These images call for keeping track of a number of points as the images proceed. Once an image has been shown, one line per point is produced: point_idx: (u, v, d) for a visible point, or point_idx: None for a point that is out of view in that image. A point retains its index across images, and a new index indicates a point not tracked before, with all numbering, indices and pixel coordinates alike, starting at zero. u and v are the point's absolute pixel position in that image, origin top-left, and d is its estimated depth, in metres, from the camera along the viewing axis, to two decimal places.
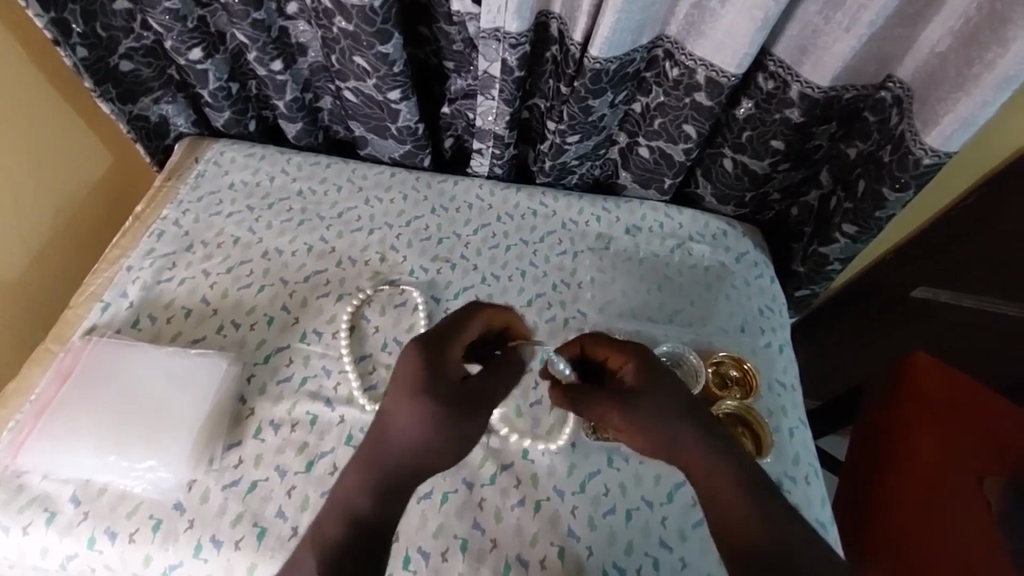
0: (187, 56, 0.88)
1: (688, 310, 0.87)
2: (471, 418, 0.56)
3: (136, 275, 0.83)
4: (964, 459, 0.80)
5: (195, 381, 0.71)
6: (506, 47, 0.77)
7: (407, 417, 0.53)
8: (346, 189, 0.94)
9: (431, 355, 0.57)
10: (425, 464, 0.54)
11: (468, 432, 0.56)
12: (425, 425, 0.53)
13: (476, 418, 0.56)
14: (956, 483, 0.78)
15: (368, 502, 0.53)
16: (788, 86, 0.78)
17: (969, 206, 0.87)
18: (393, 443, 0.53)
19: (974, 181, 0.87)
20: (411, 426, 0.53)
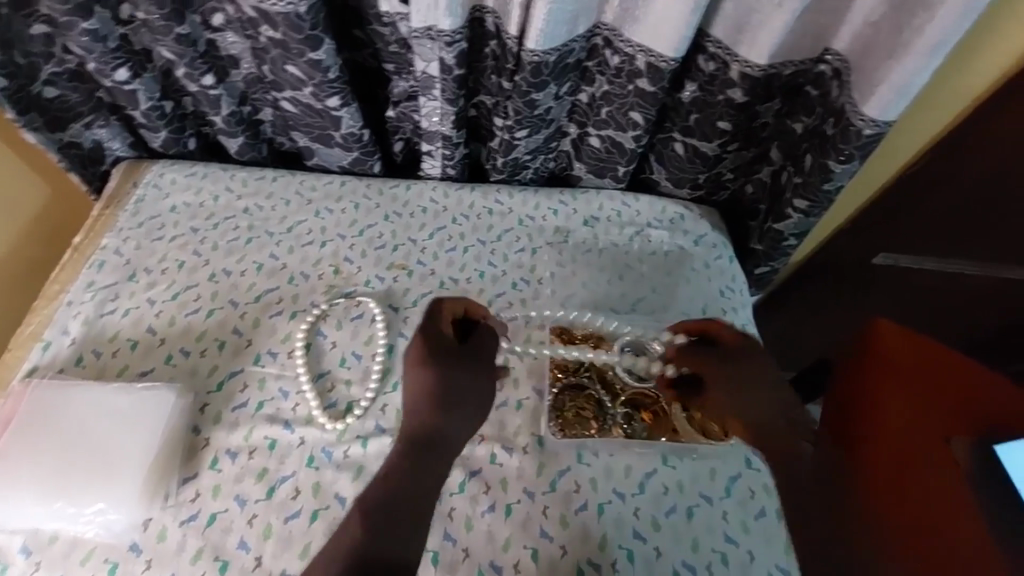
0: (113, 78, 0.84)
1: (650, 298, 0.87)
2: (465, 377, 0.64)
3: (77, 310, 0.79)
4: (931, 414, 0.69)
5: (143, 416, 0.68)
6: (441, 46, 0.76)
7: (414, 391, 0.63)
8: (294, 203, 0.91)
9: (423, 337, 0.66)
10: (433, 434, 0.60)
11: (465, 387, 0.63)
12: (433, 390, 0.62)
13: (470, 375, 0.64)
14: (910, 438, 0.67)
15: (379, 487, 0.57)
16: (728, 65, 0.77)
17: (917, 171, 0.87)
18: (409, 426, 0.61)
19: (924, 144, 0.87)
20: (420, 391, 0.62)
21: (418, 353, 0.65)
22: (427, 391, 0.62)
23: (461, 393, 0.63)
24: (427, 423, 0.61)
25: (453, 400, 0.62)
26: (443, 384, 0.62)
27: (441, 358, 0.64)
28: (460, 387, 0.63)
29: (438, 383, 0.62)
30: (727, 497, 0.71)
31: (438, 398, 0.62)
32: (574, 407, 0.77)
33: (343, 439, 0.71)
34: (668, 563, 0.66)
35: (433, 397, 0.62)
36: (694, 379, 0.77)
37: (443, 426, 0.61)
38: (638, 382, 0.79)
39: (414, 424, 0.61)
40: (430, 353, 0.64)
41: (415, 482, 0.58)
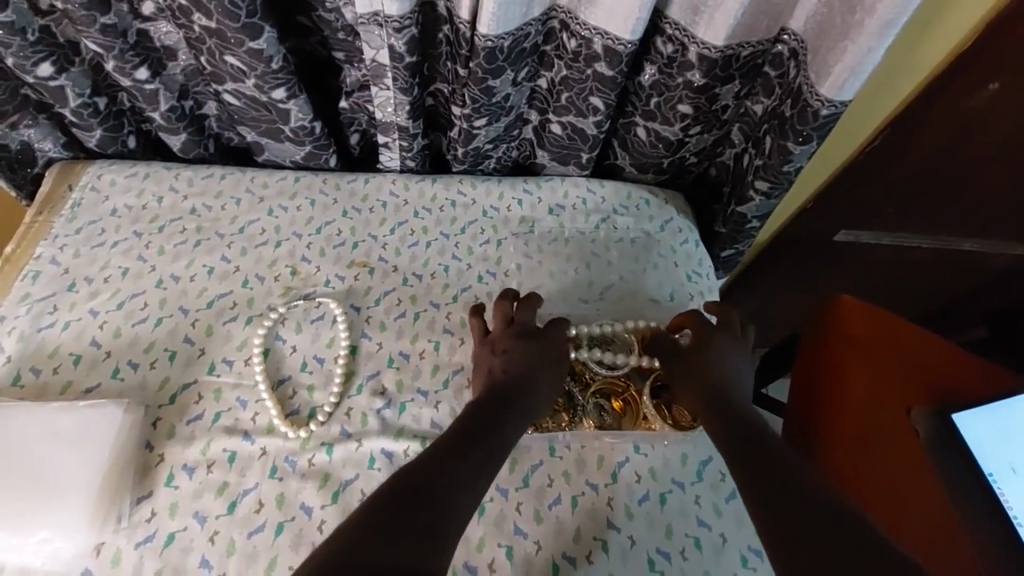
0: (34, 73, 0.78)
1: (617, 285, 0.86)
2: (549, 379, 0.69)
3: (12, 325, 0.74)
4: (875, 398, 0.83)
5: (88, 436, 0.64)
6: (390, 32, 0.72)
7: (496, 372, 0.68)
8: (245, 202, 0.87)
9: (518, 330, 0.72)
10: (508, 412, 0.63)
11: (546, 385, 0.69)
12: (519, 373, 0.67)
13: (552, 380, 0.70)
14: (884, 421, 0.81)
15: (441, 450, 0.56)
16: (686, 47, 0.76)
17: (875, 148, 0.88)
18: (490, 397, 0.64)
19: (875, 125, 0.88)
20: (506, 368, 0.68)
21: (509, 337, 0.71)
22: (506, 372, 0.67)
23: (537, 385, 0.67)
24: (501, 400, 0.64)
25: (528, 388, 0.66)
26: (526, 370, 0.68)
27: (518, 343, 0.70)
28: (537, 381, 0.68)
29: (521, 367, 0.68)
30: (699, 481, 0.72)
31: (517, 378, 0.67)
32: None
33: (308, 447, 0.69)
34: (642, 551, 0.66)
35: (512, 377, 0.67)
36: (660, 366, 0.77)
37: (514, 408, 0.64)
38: (609, 371, 0.77)
39: (485, 397, 0.64)
40: (513, 337, 0.71)
41: (475, 453, 0.57)
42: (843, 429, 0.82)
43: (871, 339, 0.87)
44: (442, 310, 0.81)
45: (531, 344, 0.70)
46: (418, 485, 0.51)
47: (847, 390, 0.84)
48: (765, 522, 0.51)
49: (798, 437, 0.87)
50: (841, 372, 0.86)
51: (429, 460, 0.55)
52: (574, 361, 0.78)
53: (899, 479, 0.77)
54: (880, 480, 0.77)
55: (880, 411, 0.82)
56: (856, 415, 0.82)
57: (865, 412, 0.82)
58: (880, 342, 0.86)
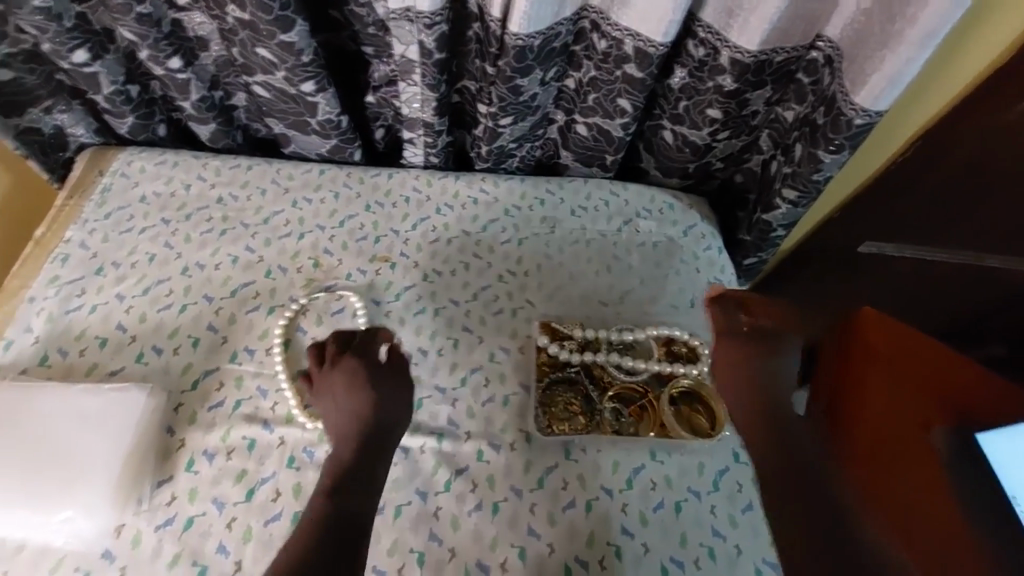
0: (70, 60, 0.79)
1: (638, 289, 0.85)
2: (393, 407, 0.65)
3: (41, 306, 0.75)
4: (892, 411, 0.82)
5: (112, 418, 0.65)
6: (420, 28, 0.72)
7: (347, 416, 0.63)
8: (270, 192, 0.87)
9: (354, 368, 0.66)
10: (363, 452, 0.61)
11: (386, 415, 0.64)
12: (363, 407, 0.64)
13: (389, 409, 0.65)
14: (899, 433, 0.80)
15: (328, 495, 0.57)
16: (718, 51, 0.75)
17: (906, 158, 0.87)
18: (354, 444, 0.61)
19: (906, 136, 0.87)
20: (335, 409, 0.65)
21: (332, 373, 0.67)
22: (353, 411, 0.63)
23: (378, 418, 0.64)
24: (363, 444, 0.61)
25: (384, 422, 0.64)
26: (358, 411, 0.63)
27: (356, 373, 0.66)
28: (367, 414, 0.63)
29: (364, 395, 0.64)
30: (715, 491, 0.71)
31: (370, 414, 0.63)
32: (563, 402, 0.75)
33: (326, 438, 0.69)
34: (656, 559, 0.66)
35: (364, 415, 0.63)
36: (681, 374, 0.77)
37: (375, 446, 0.62)
38: (627, 376, 0.77)
39: (349, 444, 0.61)
40: (345, 364, 0.67)
41: (359, 491, 0.58)
42: (855, 438, 0.82)
43: (887, 352, 0.86)
44: (462, 307, 0.81)
45: (358, 369, 0.66)
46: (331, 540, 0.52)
47: (862, 400, 0.84)
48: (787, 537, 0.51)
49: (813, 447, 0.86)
50: (857, 383, 0.85)
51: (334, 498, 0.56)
52: (593, 364, 0.78)
53: (910, 491, 0.76)
54: (889, 489, 0.76)
55: (897, 423, 0.81)
56: (871, 425, 0.82)
57: (878, 420, 0.82)
58: (899, 354, 0.86)
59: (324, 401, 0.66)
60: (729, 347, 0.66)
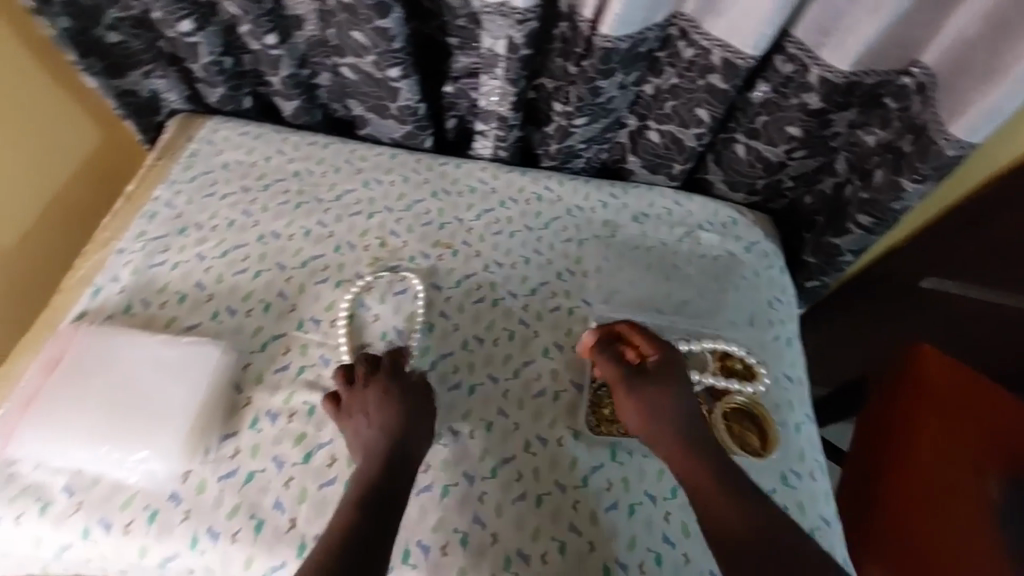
0: (176, 28, 0.84)
1: (696, 301, 0.85)
2: (421, 425, 0.65)
3: (128, 258, 0.80)
4: (945, 456, 0.79)
5: (188, 370, 0.69)
6: (512, 23, 0.74)
7: (372, 430, 0.63)
8: (344, 171, 0.90)
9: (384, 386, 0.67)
10: (390, 468, 0.61)
11: (415, 432, 0.64)
12: (389, 423, 0.64)
13: (418, 427, 0.65)
14: (951, 482, 0.77)
15: (352, 511, 0.57)
16: (808, 68, 0.74)
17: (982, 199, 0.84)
18: (375, 462, 0.61)
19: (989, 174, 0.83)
20: (361, 425, 0.65)
21: (359, 390, 0.67)
22: (376, 427, 0.63)
23: (406, 434, 0.64)
24: (387, 459, 0.61)
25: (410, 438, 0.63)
26: (385, 430, 0.63)
27: (386, 390, 0.67)
28: (396, 430, 0.63)
29: (391, 414, 0.64)
30: None
31: (396, 430, 0.63)
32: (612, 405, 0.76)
33: None
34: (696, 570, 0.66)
35: (388, 434, 0.63)
36: (733, 392, 0.76)
37: (400, 462, 0.62)
38: None
39: (373, 460, 0.61)
40: (373, 381, 0.67)
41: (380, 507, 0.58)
42: (904, 479, 0.79)
43: (948, 396, 0.82)
44: (519, 300, 0.82)
45: (388, 385, 0.67)
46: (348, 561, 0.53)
47: (916, 442, 0.81)
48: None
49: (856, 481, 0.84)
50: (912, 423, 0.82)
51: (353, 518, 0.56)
52: None
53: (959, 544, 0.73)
54: (936, 538, 0.75)
55: (951, 468, 0.78)
56: (923, 468, 0.79)
57: (931, 465, 0.79)
58: (962, 399, 0.81)
59: (347, 420, 0.66)
60: (626, 396, 0.64)
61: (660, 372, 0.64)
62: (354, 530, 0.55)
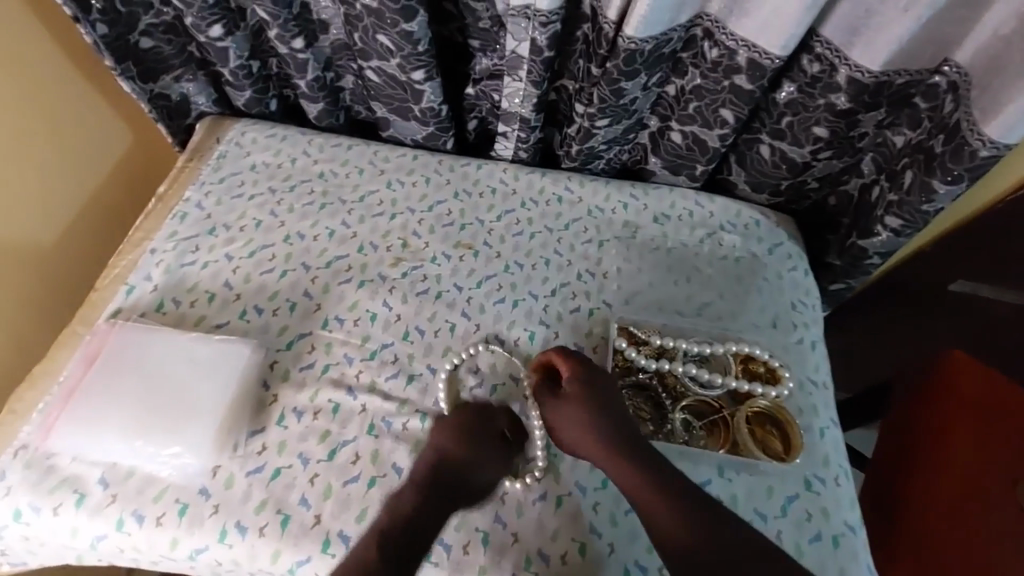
0: (207, 33, 0.86)
1: (718, 303, 0.84)
2: (489, 472, 0.68)
3: (160, 258, 0.82)
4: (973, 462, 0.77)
5: (218, 368, 0.71)
6: (536, 26, 0.74)
7: (440, 462, 0.67)
8: (367, 172, 0.92)
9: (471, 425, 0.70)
10: (444, 506, 0.65)
11: (481, 477, 0.68)
12: (461, 464, 0.67)
13: (488, 475, 0.68)
14: (978, 489, 0.76)
15: (392, 535, 0.62)
16: (836, 68, 0.73)
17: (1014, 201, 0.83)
18: (431, 494, 0.65)
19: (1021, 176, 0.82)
20: (435, 453, 0.68)
21: (446, 422, 0.70)
22: (452, 465, 0.67)
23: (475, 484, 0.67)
24: (445, 497, 0.65)
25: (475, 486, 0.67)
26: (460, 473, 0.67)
27: (474, 433, 0.70)
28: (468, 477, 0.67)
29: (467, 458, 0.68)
30: (783, 516, 0.69)
31: (464, 475, 0.67)
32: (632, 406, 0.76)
33: (404, 411, 0.72)
34: None
35: (455, 470, 0.67)
36: (755, 395, 0.76)
37: (453, 503, 0.66)
38: (703, 389, 0.76)
39: (432, 492, 0.65)
40: (463, 420, 0.70)
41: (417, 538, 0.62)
42: (929, 485, 0.78)
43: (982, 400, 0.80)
44: (540, 301, 0.82)
45: (477, 430, 0.70)
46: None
47: (946, 447, 0.79)
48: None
49: (879, 485, 0.83)
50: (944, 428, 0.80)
51: (390, 537, 0.62)
52: (666, 373, 0.78)
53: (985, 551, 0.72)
54: (961, 541, 0.73)
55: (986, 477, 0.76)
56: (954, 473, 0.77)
57: (964, 471, 0.77)
58: (997, 405, 0.79)
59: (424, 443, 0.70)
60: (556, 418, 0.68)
61: (579, 396, 0.67)
62: (389, 548, 0.61)
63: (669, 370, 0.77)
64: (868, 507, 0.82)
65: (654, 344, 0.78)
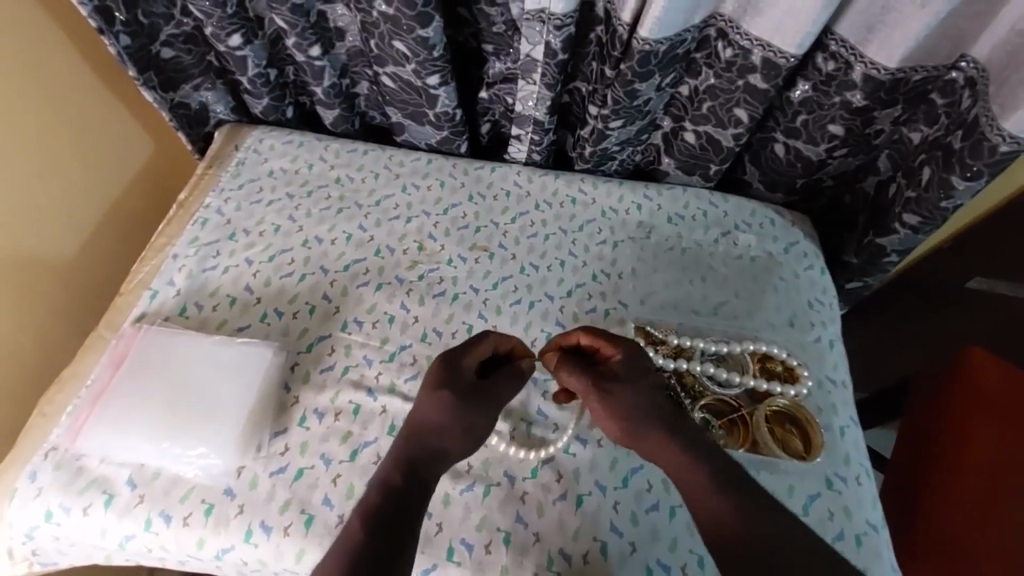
0: (226, 43, 0.87)
1: (734, 303, 0.84)
2: (484, 413, 0.63)
3: (182, 263, 0.84)
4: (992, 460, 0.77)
5: (241, 370, 0.72)
6: (550, 29, 0.75)
7: (436, 410, 0.61)
8: (383, 177, 0.93)
9: (456, 368, 0.65)
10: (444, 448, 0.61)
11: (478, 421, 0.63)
12: (452, 412, 0.61)
13: (485, 414, 0.63)
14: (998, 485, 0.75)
15: (394, 483, 0.57)
16: (851, 66, 0.73)
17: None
18: (424, 441, 0.60)
19: None
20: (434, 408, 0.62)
21: (438, 375, 0.64)
22: (444, 411, 0.61)
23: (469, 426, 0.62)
24: (437, 443, 0.60)
25: (467, 431, 0.62)
26: (463, 397, 0.62)
27: (464, 376, 0.64)
28: (465, 415, 0.62)
29: (458, 410, 0.62)
30: (804, 515, 0.69)
31: (455, 416, 0.61)
32: None
33: None
34: None
35: (449, 422, 0.61)
36: (774, 393, 0.75)
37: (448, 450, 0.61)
38: (720, 388, 0.76)
39: (427, 440, 0.60)
40: (456, 365, 0.65)
41: (415, 485, 0.58)
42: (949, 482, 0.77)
43: (1005, 400, 0.79)
44: (556, 302, 0.83)
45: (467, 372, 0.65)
46: (384, 526, 0.54)
47: (964, 446, 0.79)
48: (724, 518, 0.53)
49: (898, 482, 0.82)
50: (966, 427, 0.80)
51: (383, 510, 0.55)
52: (683, 372, 0.77)
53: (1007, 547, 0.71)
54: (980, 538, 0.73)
55: (1012, 476, 0.75)
56: (977, 472, 0.77)
57: (986, 474, 0.76)
58: (1018, 404, 0.78)
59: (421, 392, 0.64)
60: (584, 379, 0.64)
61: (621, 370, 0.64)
62: (392, 495, 0.56)
63: (687, 369, 0.76)
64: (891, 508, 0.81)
65: (671, 344, 0.78)
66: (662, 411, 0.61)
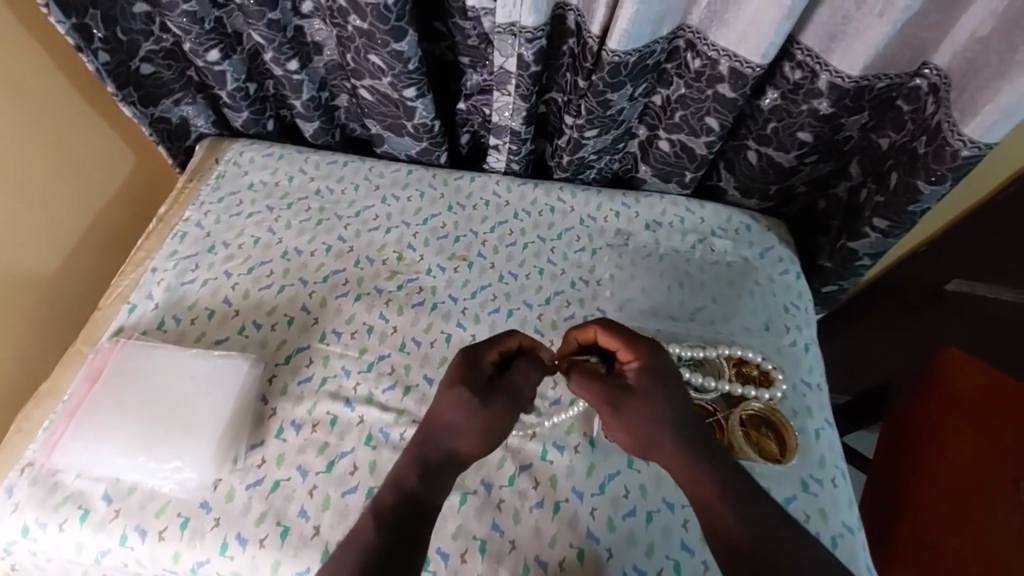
0: (205, 58, 0.88)
1: (711, 308, 0.85)
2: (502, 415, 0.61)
3: (161, 276, 0.84)
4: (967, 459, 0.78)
5: (218, 382, 0.72)
6: (522, 42, 0.76)
7: (454, 412, 0.60)
8: (363, 188, 0.93)
9: (473, 366, 0.63)
10: (458, 450, 0.59)
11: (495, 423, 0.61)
12: (468, 413, 0.59)
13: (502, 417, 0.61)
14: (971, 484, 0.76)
15: (406, 485, 0.57)
16: (816, 74, 0.74)
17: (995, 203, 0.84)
18: (438, 444, 0.59)
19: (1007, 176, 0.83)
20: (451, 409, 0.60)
21: (454, 374, 0.62)
22: (461, 412, 0.59)
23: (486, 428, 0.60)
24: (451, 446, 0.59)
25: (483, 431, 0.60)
26: (479, 398, 0.60)
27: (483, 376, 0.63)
28: (483, 417, 0.60)
29: (474, 412, 0.60)
30: None
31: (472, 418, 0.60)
32: None
33: (400, 421, 0.73)
34: None
35: (465, 425, 0.60)
36: (750, 397, 0.76)
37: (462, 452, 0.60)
38: (697, 393, 0.76)
39: (442, 441, 0.59)
40: (476, 364, 0.63)
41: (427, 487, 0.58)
42: (925, 481, 0.78)
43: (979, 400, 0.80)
44: (535, 310, 0.83)
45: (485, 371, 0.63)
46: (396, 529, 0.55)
47: (941, 445, 0.79)
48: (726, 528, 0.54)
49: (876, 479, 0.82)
50: (944, 427, 0.80)
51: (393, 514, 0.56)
52: None
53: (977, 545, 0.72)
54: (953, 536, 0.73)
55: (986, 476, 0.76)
56: (952, 470, 0.77)
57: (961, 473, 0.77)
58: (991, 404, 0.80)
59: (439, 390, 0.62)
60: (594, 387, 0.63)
61: (638, 376, 0.61)
62: (403, 497, 0.57)
63: None
64: (868, 506, 0.81)
65: None
66: (673, 421, 0.59)
